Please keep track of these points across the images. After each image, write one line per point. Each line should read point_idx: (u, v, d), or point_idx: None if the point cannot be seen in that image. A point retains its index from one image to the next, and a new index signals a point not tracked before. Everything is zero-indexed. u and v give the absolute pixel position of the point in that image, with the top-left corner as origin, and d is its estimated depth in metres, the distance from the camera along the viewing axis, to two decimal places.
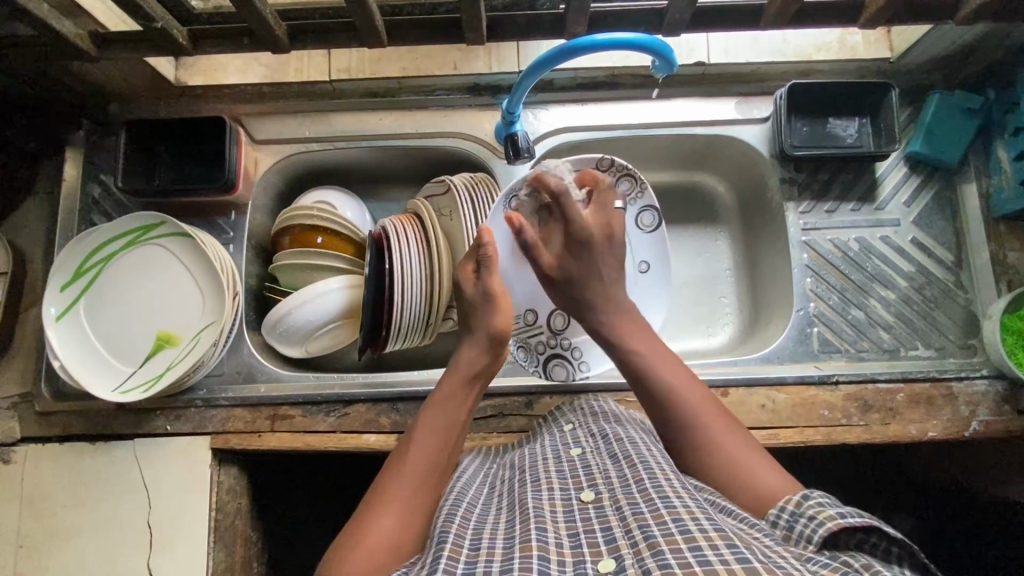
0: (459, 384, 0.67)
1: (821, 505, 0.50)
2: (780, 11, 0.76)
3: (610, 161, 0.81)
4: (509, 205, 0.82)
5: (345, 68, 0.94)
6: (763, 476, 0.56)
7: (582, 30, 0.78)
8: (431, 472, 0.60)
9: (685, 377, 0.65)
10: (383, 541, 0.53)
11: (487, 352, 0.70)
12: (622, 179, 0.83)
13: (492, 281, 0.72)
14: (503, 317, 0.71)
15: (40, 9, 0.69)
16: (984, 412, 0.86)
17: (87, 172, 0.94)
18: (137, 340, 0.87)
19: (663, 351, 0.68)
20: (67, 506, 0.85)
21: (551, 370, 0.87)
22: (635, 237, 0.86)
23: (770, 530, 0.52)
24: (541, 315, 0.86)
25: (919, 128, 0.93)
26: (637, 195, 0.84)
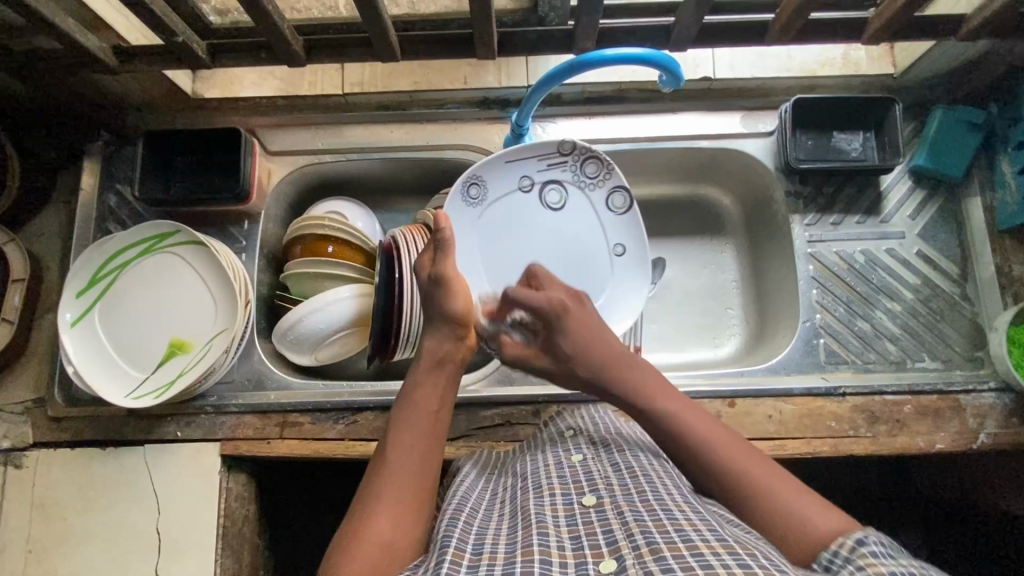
0: (427, 370, 0.69)
1: (874, 555, 0.48)
2: (785, 27, 0.77)
3: (571, 144, 0.90)
4: (471, 192, 0.90)
5: (358, 81, 0.97)
6: (814, 517, 0.54)
7: (590, 45, 0.80)
8: (422, 468, 0.61)
9: (711, 432, 0.63)
10: (376, 540, 0.54)
11: (449, 335, 0.72)
12: (587, 162, 0.91)
13: (447, 267, 0.72)
14: (460, 301, 0.72)
15: (64, 23, 0.72)
16: (991, 424, 0.86)
17: (104, 181, 0.96)
18: (149, 347, 0.89)
19: (693, 407, 0.65)
20: (77, 511, 0.86)
21: None
22: (607, 219, 0.93)
23: (822, 573, 0.51)
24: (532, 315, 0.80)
25: (923, 143, 0.94)
26: (603, 177, 0.92)
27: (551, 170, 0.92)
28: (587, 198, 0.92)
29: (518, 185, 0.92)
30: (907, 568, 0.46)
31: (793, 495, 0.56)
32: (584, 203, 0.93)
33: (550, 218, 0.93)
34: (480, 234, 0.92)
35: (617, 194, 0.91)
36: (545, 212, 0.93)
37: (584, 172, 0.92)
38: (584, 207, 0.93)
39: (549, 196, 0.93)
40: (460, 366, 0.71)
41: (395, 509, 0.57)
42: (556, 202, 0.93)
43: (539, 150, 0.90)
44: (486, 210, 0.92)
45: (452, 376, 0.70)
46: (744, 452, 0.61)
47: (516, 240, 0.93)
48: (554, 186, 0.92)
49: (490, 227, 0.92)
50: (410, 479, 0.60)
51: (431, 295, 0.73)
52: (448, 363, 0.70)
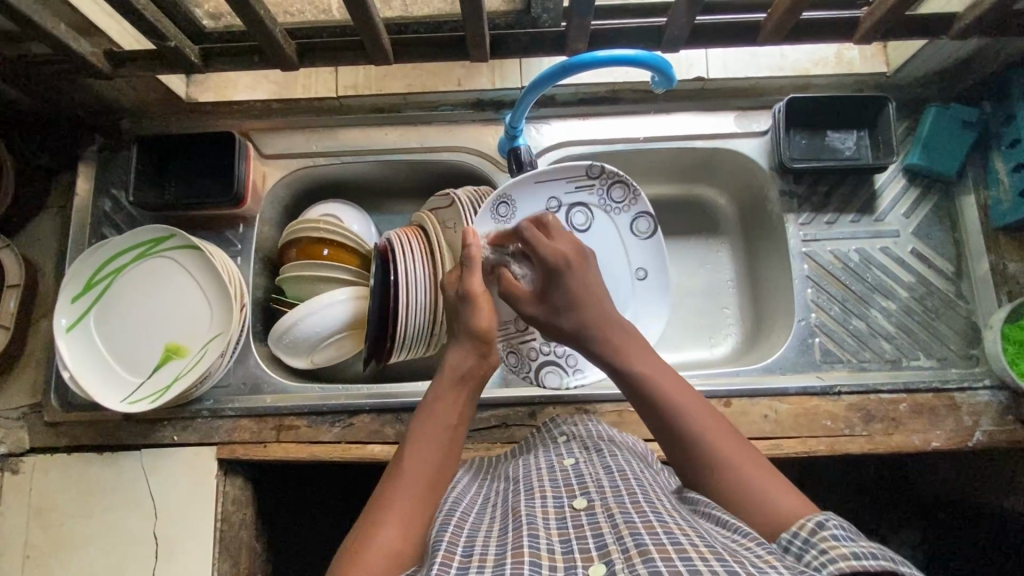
0: (449, 386, 0.69)
1: (834, 539, 0.48)
2: (778, 26, 0.77)
3: (599, 168, 0.89)
4: (500, 211, 0.88)
5: (352, 84, 0.97)
6: (772, 496, 0.55)
7: (582, 47, 0.80)
8: (432, 476, 0.61)
9: (690, 399, 0.63)
10: (385, 549, 0.54)
11: (473, 352, 0.71)
12: (613, 187, 0.91)
13: (471, 282, 0.73)
14: (485, 317, 0.72)
15: (57, 29, 0.72)
16: (987, 422, 0.86)
17: (99, 186, 0.96)
18: (145, 351, 0.89)
19: (670, 375, 0.66)
20: (75, 516, 0.86)
21: (545, 378, 0.91)
22: (630, 242, 0.92)
23: (782, 556, 0.51)
24: None
25: (917, 140, 0.94)
26: (629, 203, 0.91)
27: (579, 193, 0.91)
28: (612, 223, 0.92)
29: (546, 206, 0.91)
30: (867, 550, 0.46)
31: (767, 481, 0.56)
32: (609, 227, 0.92)
33: (574, 242, 0.92)
34: None
35: (641, 219, 0.91)
36: (570, 235, 0.92)
37: (611, 197, 0.91)
38: (609, 232, 0.92)
39: (575, 219, 0.91)
40: (480, 385, 0.71)
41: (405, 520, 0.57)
42: (581, 225, 0.92)
43: (571, 172, 0.89)
44: (513, 233, 0.89)
45: (472, 394, 0.70)
46: (729, 437, 0.60)
47: None
48: (581, 210, 0.91)
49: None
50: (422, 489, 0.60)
51: (457, 311, 0.73)
52: (471, 380, 0.70)
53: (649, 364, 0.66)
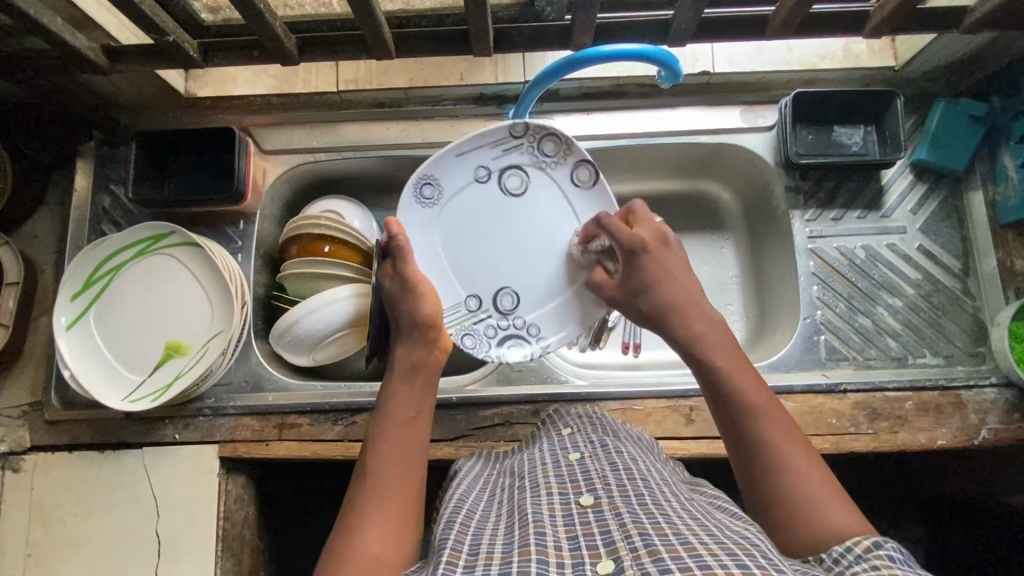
0: (402, 375, 0.69)
1: (890, 558, 0.47)
2: (786, 19, 0.75)
3: (523, 125, 0.84)
4: (425, 192, 0.85)
5: (352, 78, 0.95)
6: (830, 510, 0.55)
7: (587, 42, 0.79)
8: (408, 473, 0.61)
9: (765, 397, 0.62)
10: (369, 550, 0.54)
11: (420, 340, 0.72)
12: (544, 140, 0.86)
13: (407, 270, 0.75)
14: (430, 304, 0.74)
15: (54, 24, 0.70)
16: (993, 420, 0.85)
17: (97, 182, 0.95)
18: (146, 348, 0.88)
19: (746, 366, 0.65)
20: (76, 515, 0.86)
21: (506, 351, 0.88)
22: (573, 195, 0.87)
23: (828, 565, 0.50)
24: (483, 298, 0.88)
25: (925, 135, 0.93)
26: (563, 153, 0.86)
27: (507, 155, 0.86)
28: (550, 178, 0.87)
29: (474, 176, 0.86)
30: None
31: (824, 488, 0.57)
32: (546, 182, 0.87)
33: (513, 206, 0.87)
34: (443, 234, 0.87)
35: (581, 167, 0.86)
36: (506, 200, 0.87)
37: (544, 152, 0.86)
38: (550, 188, 0.87)
39: (508, 182, 0.87)
40: (437, 370, 0.71)
41: (383, 520, 0.56)
42: (517, 188, 0.87)
43: (491, 136, 0.85)
44: (445, 211, 0.86)
45: (430, 380, 0.70)
46: (790, 429, 0.61)
47: (483, 236, 0.87)
48: (514, 171, 0.86)
49: (451, 227, 0.87)
50: (398, 484, 0.60)
51: (402, 302, 0.75)
52: (424, 368, 0.70)
53: (731, 358, 0.65)
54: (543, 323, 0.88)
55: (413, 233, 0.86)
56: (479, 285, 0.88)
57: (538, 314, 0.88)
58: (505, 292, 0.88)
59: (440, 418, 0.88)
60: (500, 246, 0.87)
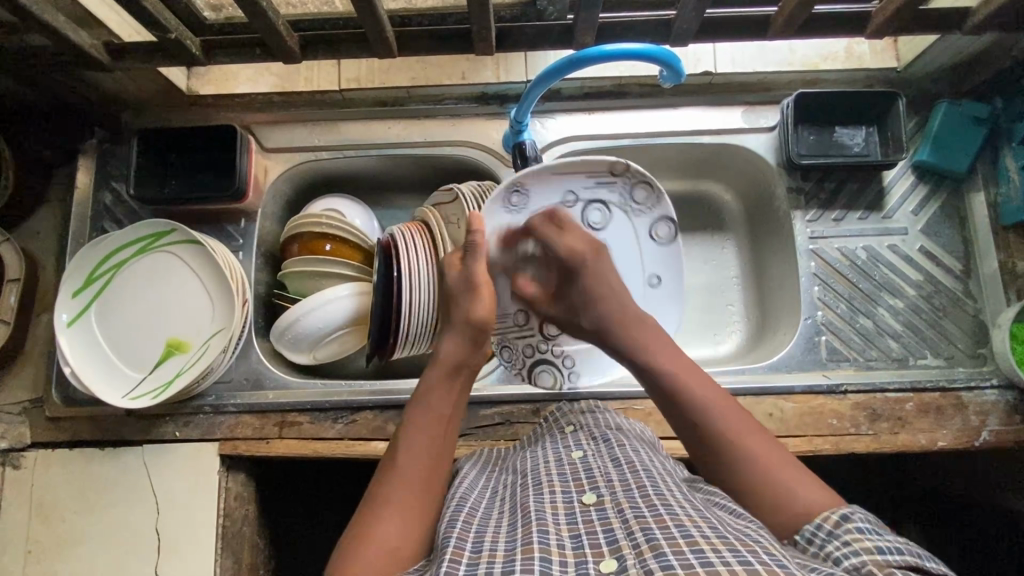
0: (441, 378, 0.67)
1: (860, 531, 0.49)
2: (789, 20, 0.75)
3: (624, 166, 0.77)
4: (511, 199, 0.78)
5: (354, 77, 0.95)
6: (796, 490, 0.55)
7: (589, 40, 0.78)
8: (432, 474, 0.61)
9: (714, 394, 0.63)
10: (384, 543, 0.54)
11: (466, 340, 0.70)
12: (637, 186, 0.79)
13: (475, 269, 0.71)
14: (484, 307, 0.70)
15: (56, 21, 0.70)
16: (993, 421, 0.85)
17: (99, 180, 0.95)
18: (148, 346, 0.88)
19: (690, 365, 0.66)
20: (76, 512, 0.86)
21: (535, 376, 0.86)
22: (647, 250, 0.82)
23: (804, 546, 0.52)
24: (532, 316, 0.82)
25: (926, 137, 0.93)
26: (652, 205, 0.80)
27: (600, 188, 0.79)
28: (631, 225, 0.81)
29: (562, 201, 0.79)
30: (893, 545, 0.47)
31: (787, 471, 0.57)
32: (626, 229, 0.81)
33: None
34: (513, 245, 0.80)
35: (661, 224, 0.80)
36: None
37: (634, 196, 0.80)
38: (626, 233, 0.81)
39: (590, 216, 0.80)
40: (474, 373, 0.70)
41: (403, 517, 0.56)
42: (597, 222, 0.81)
43: (598, 167, 0.77)
44: (521, 226, 0.79)
45: (466, 384, 0.69)
46: (750, 421, 0.61)
47: None
48: (599, 206, 0.80)
49: (520, 244, 0.80)
50: (423, 483, 0.60)
51: (456, 299, 0.71)
52: (463, 371, 0.69)
53: (672, 360, 0.67)
54: (579, 357, 0.86)
55: (488, 237, 0.78)
56: None
57: (576, 347, 0.85)
58: (553, 317, 0.83)
59: None
60: None
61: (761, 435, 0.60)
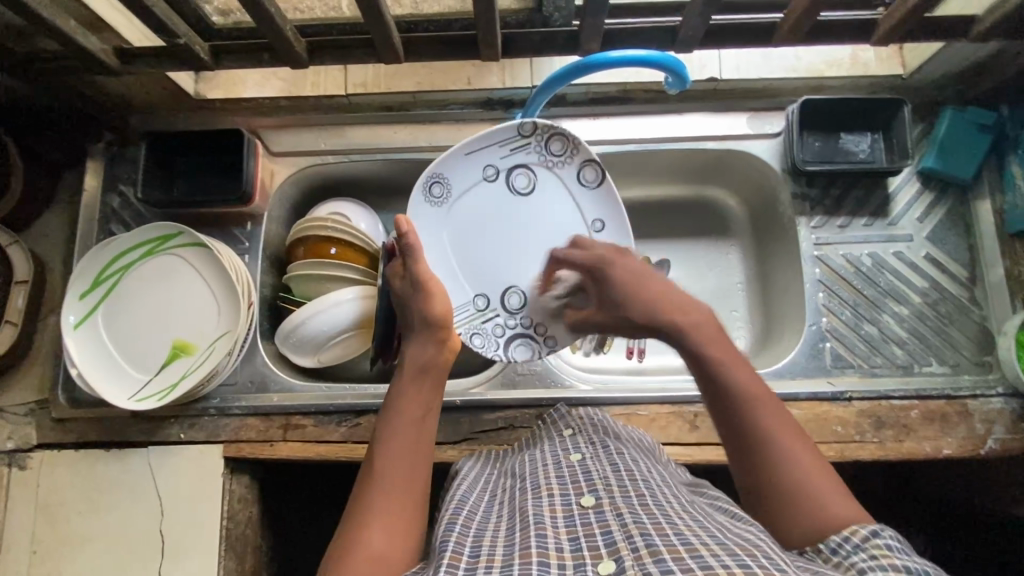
0: (411, 377, 0.68)
1: (888, 547, 0.48)
2: (793, 27, 0.76)
3: (532, 124, 0.86)
4: (434, 192, 0.87)
5: (361, 82, 0.97)
6: (829, 501, 0.55)
7: (595, 47, 0.79)
8: (412, 476, 0.60)
9: (753, 384, 0.61)
10: (370, 553, 0.53)
11: (431, 339, 0.71)
12: (552, 140, 0.87)
13: (419, 270, 0.74)
14: (440, 304, 0.73)
15: (67, 26, 0.71)
16: (999, 430, 0.85)
17: (106, 183, 0.96)
18: (153, 348, 0.89)
19: (730, 350, 0.64)
20: (80, 513, 0.86)
21: (513, 351, 0.88)
22: (581, 195, 0.88)
23: (826, 556, 0.51)
24: (491, 298, 0.89)
25: (931, 143, 0.93)
26: (570, 153, 0.87)
27: (515, 155, 0.88)
28: (557, 176, 0.88)
29: (483, 176, 0.88)
30: (922, 566, 0.46)
31: (818, 476, 0.57)
32: (554, 181, 0.88)
33: (522, 205, 0.89)
34: (451, 231, 0.88)
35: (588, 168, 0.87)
36: (516, 200, 0.89)
37: (551, 151, 0.87)
38: (556, 187, 0.88)
39: (517, 182, 0.88)
40: (445, 371, 0.71)
41: (387, 525, 0.56)
42: (524, 188, 0.88)
43: (500, 136, 0.86)
44: (453, 210, 0.88)
45: (438, 381, 0.70)
46: (787, 419, 0.60)
47: (490, 237, 0.89)
48: (521, 171, 0.88)
49: (458, 224, 0.88)
50: (402, 484, 0.59)
51: (412, 301, 0.74)
52: (433, 370, 0.70)
53: (717, 346, 0.64)
54: (549, 322, 0.88)
55: (423, 232, 0.87)
56: (487, 284, 0.88)
57: (542, 314, 0.88)
58: (512, 292, 0.89)
59: (444, 422, 0.88)
60: (502, 245, 0.89)
61: (797, 430, 0.60)
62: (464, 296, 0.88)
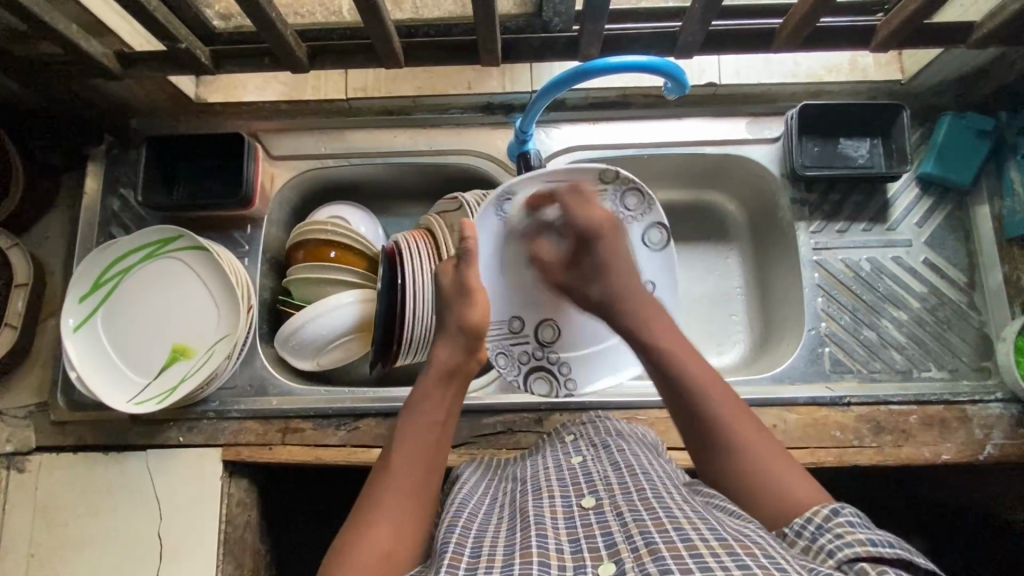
0: (435, 383, 0.68)
1: (851, 525, 0.49)
2: (792, 34, 0.76)
3: (615, 174, 0.79)
4: (503, 207, 0.79)
5: (361, 86, 0.96)
6: (787, 484, 0.56)
7: (595, 52, 0.79)
8: (423, 482, 0.60)
9: (704, 373, 0.64)
10: (375, 550, 0.54)
11: (460, 347, 0.70)
12: (627, 193, 0.81)
13: (470, 275, 0.72)
14: (477, 312, 0.71)
15: (69, 30, 0.72)
16: (998, 435, 0.85)
17: (106, 186, 0.96)
18: (153, 352, 0.89)
19: (689, 347, 0.68)
20: (79, 516, 0.86)
21: (531, 382, 0.87)
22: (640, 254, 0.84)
23: (792, 540, 0.51)
24: (527, 324, 0.85)
25: (930, 149, 0.93)
26: (643, 211, 0.82)
27: None
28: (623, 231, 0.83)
29: None
30: (885, 539, 0.47)
31: (772, 462, 0.58)
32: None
33: None
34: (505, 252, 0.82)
35: (654, 228, 0.82)
36: None
37: (624, 204, 0.82)
38: None
39: None
40: (467, 380, 0.71)
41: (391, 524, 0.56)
42: None
43: (584, 175, 0.79)
44: (514, 230, 0.83)
45: (459, 390, 0.69)
46: (739, 409, 0.62)
47: None
48: None
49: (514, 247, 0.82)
50: (413, 490, 0.59)
51: (449, 303, 0.72)
52: (458, 376, 0.69)
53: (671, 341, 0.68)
54: (574, 362, 0.87)
55: (481, 247, 0.81)
56: (526, 310, 0.85)
57: (573, 354, 0.87)
58: (548, 324, 0.86)
59: None
60: None
61: (758, 424, 0.61)
62: (500, 317, 0.84)
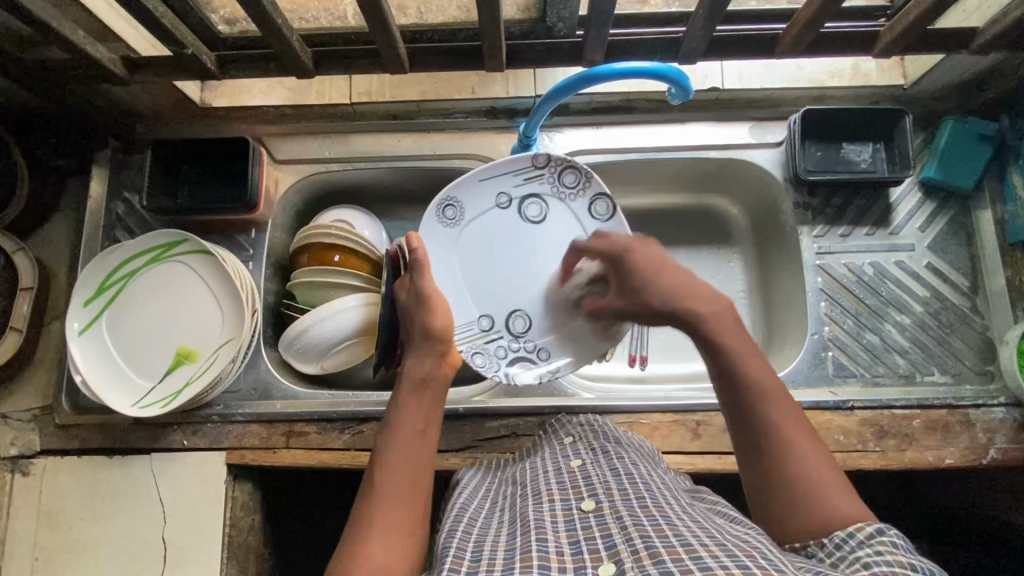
0: (411, 389, 0.69)
1: (893, 545, 0.48)
2: (796, 40, 0.76)
3: (545, 157, 0.89)
4: (447, 213, 0.90)
5: (365, 91, 0.97)
6: (837, 500, 0.55)
7: (599, 58, 0.79)
8: (413, 494, 0.60)
9: (764, 375, 0.62)
10: (375, 559, 0.53)
11: (430, 352, 0.73)
12: (564, 172, 0.90)
13: (423, 284, 0.78)
14: (438, 317, 0.76)
15: (75, 35, 0.72)
16: (1001, 439, 0.85)
17: (111, 190, 0.96)
18: (158, 355, 0.89)
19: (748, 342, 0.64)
20: (83, 519, 0.86)
21: (514, 372, 0.90)
22: (590, 226, 0.91)
23: (829, 551, 0.51)
24: (496, 320, 0.92)
25: (933, 153, 0.93)
26: (583, 186, 0.90)
27: (529, 184, 0.91)
28: (568, 208, 0.91)
29: (495, 203, 0.91)
30: (927, 565, 0.46)
31: (824, 474, 0.56)
32: (565, 213, 0.92)
33: (532, 232, 0.92)
34: (461, 253, 0.91)
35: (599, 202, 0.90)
36: (526, 228, 0.92)
37: (564, 182, 0.91)
38: (566, 218, 0.92)
39: (529, 211, 0.92)
40: (446, 382, 0.72)
41: (389, 531, 0.56)
42: (536, 216, 0.92)
43: (514, 165, 0.90)
44: (466, 230, 0.91)
45: (438, 394, 0.70)
46: (796, 416, 0.60)
47: (501, 262, 0.92)
48: (534, 201, 0.92)
49: (470, 246, 0.91)
50: (401, 501, 0.59)
51: (413, 311, 0.77)
52: (433, 382, 0.71)
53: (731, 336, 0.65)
54: (551, 348, 0.91)
55: (435, 252, 0.90)
56: (492, 305, 0.92)
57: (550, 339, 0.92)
58: (517, 315, 0.92)
59: (447, 429, 0.88)
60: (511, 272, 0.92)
61: (810, 430, 0.59)
62: (469, 317, 0.91)
